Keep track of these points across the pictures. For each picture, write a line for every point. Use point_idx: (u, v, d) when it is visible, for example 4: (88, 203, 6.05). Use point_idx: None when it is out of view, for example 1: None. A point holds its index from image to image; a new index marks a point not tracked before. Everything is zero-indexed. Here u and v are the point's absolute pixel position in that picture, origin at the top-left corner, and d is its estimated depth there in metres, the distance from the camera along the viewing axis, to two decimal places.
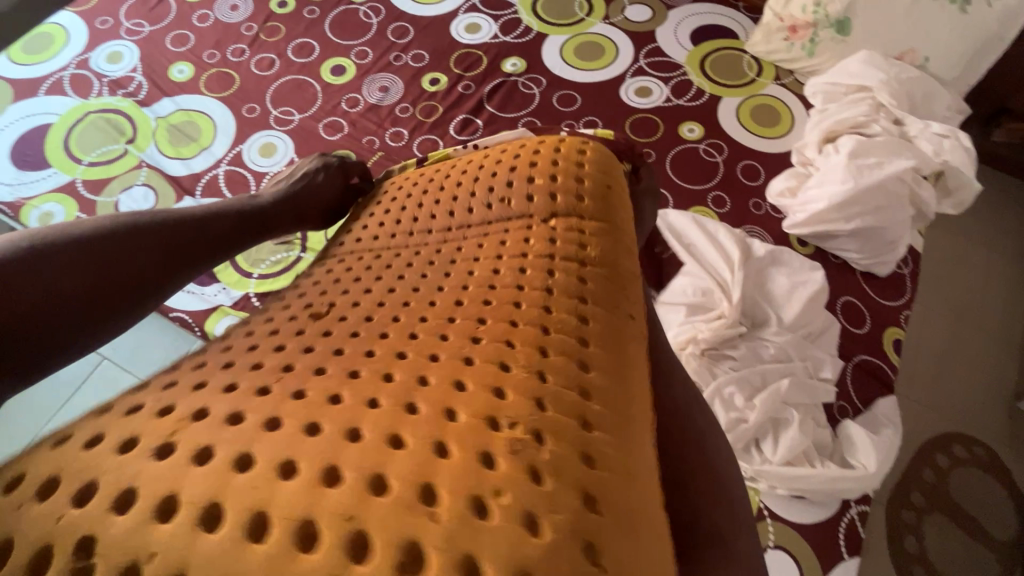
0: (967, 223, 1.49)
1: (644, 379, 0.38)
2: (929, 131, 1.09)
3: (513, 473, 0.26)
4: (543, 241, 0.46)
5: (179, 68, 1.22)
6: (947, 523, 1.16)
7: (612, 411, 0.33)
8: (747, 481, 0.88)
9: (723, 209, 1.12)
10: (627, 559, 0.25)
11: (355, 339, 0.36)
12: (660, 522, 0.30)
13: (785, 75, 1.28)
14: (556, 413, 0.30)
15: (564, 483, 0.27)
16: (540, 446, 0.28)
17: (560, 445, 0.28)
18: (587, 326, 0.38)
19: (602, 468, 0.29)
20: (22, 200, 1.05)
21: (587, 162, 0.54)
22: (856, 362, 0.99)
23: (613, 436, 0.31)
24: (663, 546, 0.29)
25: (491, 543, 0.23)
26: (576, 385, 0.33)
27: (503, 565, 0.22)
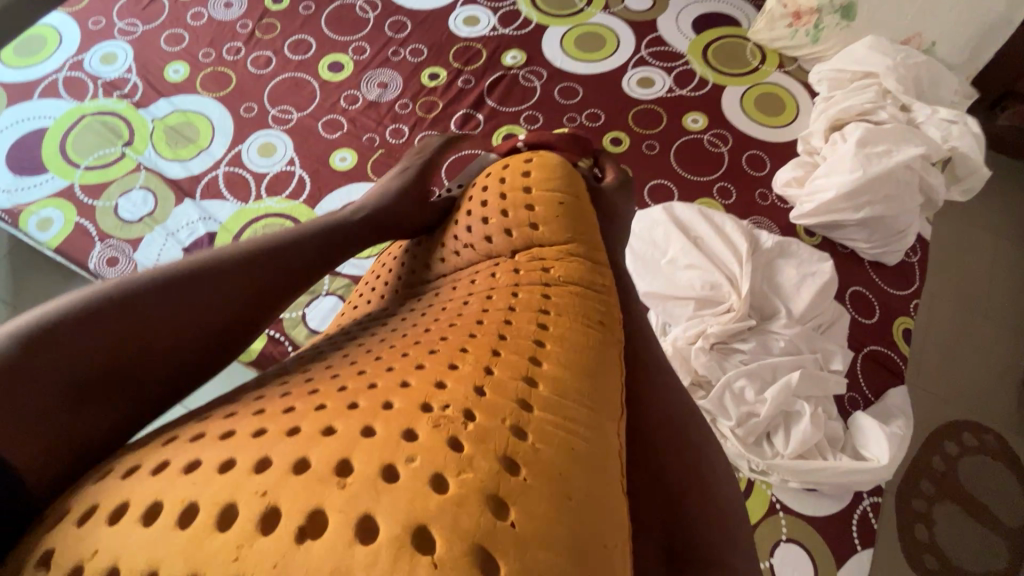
0: (974, 208, 1.48)
1: (606, 370, 0.42)
2: (937, 117, 1.07)
3: (427, 443, 0.31)
4: (509, 274, 0.52)
5: (175, 68, 1.20)
6: (957, 511, 1.16)
7: (557, 393, 0.38)
8: (758, 475, 0.88)
9: (729, 200, 1.11)
10: (543, 506, 0.30)
11: (335, 377, 0.39)
12: (597, 476, 0.34)
13: (789, 62, 1.26)
14: (494, 396, 0.36)
15: (488, 452, 0.32)
16: (466, 422, 0.33)
17: (488, 421, 0.34)
18: (547, 341, 0.43)
19: (532, 440, 0.33)
20: (20, 206, 1.04)
21: (534, 174, 0.57)
22: (866, 352, 0.98)
23: (551, 411, 0.36)
24: (597, 495, 0.33)
25: (396, 496, 0.28)
26: (522, 375, 0.38)
27: (417, 520, 0.27)
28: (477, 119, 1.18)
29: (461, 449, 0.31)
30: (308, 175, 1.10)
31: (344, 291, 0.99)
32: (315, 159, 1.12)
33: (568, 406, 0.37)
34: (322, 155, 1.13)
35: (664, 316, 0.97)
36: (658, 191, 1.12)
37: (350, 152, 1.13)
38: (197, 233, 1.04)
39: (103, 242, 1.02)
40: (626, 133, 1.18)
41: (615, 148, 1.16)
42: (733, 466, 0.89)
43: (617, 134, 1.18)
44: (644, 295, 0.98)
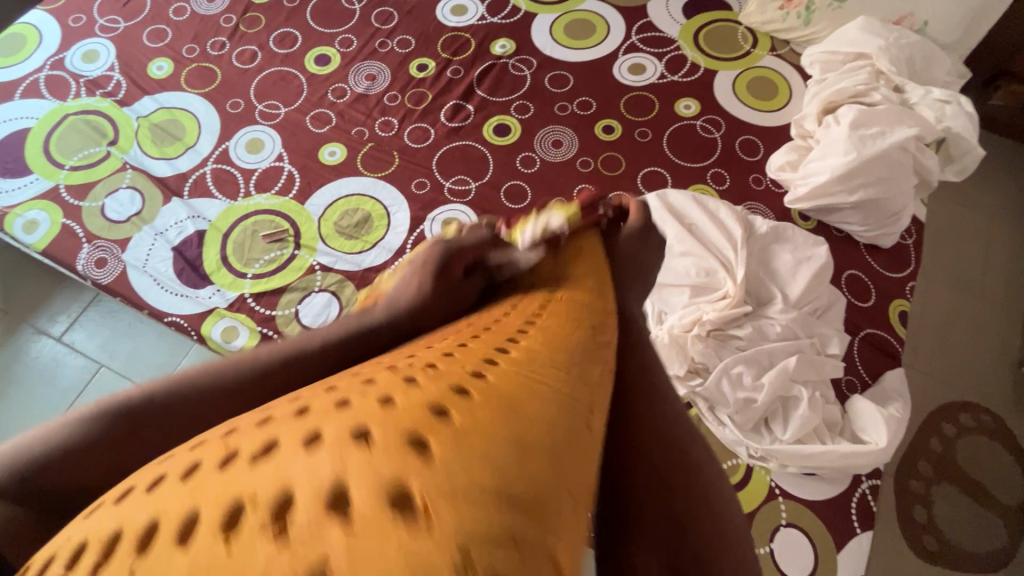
0: (969, 189, 1.47)
1: (595, 357, 0.40)
2: (930, 98, 1.06)
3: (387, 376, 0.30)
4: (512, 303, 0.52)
5: (158, 65, 1.18)
6: (955, 491, 1.17)
7: (533, 357, 0.35)
8: (756, 461, 0.88)
9: (722, 186, 1.10)
10: (493, 428, 0.26)
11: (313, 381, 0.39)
12: (573, 436, 0.29)
13: (781, 45, 1.25)
14: (464, 357, 0.34)
15: (442, 382, 0.29)
16: (425, 365, 0.32)
17: (447, 366, 0.32)
18: (575, 352, 0.38)
19: (488, 378, 0.31)
20: (5, 208, 1.03)
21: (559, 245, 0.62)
22: (862, 336, 0.98)
23: (521, 366, 0.33)
24: (569, 451, 0.28)
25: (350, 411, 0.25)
26: (496, 346, 0.37)
27: (361, 424, 0.24)
28: (467, 110, 1.17)
29: (407, 378, 0.29)
30: (297, 171, 1.09)
31: (337, 286, 0.98)
32: (304, 155, 1.10)
33: (588, 423, 0.32)
34: (311, 149, 1.11)
35: (660, 304, 0.96)
36: (652, 179, 1.11)
37: (340, 147, 1.12)
38: (186, 231, 1.02)
39: (90, 243, 1.00)
40: (618, 121, 1.16)
41: (607, 136, 1.15)
42: (731, 452, 0.89)
43: (609, 122, 1.16)
44: None
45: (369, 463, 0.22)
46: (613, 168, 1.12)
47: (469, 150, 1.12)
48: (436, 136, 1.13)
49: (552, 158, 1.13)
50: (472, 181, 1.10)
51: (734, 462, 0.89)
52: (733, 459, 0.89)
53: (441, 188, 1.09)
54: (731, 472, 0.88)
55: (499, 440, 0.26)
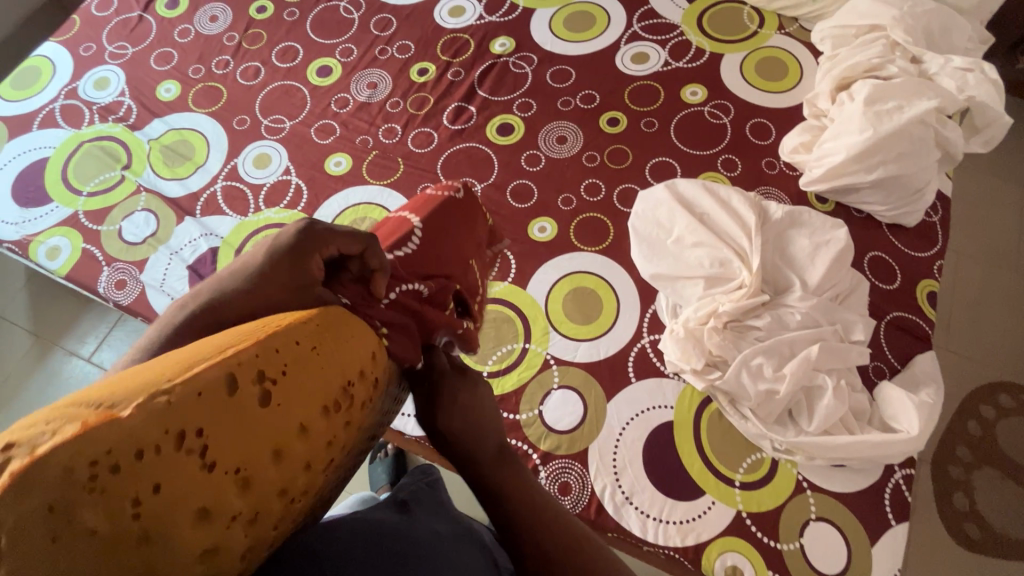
0: (999, 159, 1.40)
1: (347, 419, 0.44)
2: (950, 67, 1.01)
3: (247, 446, 0.34)
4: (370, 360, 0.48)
5: (166, 87, 1.20)
6: (998, 476, 1.12)
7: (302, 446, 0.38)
8: (782, 454, 0.85)
9: (734, 172, 1.07)
10: (232, 456, 0.33)
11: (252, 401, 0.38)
12: (267, 493, 0.36)
13: (789, 23, 1.20)
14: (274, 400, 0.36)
15: (250, 431, 0.34)
16: (245, 393, 0.35)
17: (243, 395, 0.35)
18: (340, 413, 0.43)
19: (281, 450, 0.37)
20: (28, 237, 1.06)
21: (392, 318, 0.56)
22: (889, 320, 0.94)
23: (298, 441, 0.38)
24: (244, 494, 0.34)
25: (208, 483, 0.32)
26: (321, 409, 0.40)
27: (192, 502, 0.31)
28: (469, 111, 1.16)
29: (235, 426, 0.34)
30: (304, 183, 1.10)
31: None
32: (310, 166, 1.11)
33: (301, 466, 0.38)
34: (317, 161, 1.12)
35: (674, 297, 0.95)
36: (660, 170, 1.08)
37: (345, 156, 1.12)
38: (200, 249, 1.04)
39: (110, 266, 1.03)
40: (623, 113, 1.14)
41: (612, 128, 1.13)
42: (755, 446, 0.87)
43: (614, 114, 1.14)
44: (651, 278, 0.96)
45: (172, 520, 0.30)
46: (620, 161, 1.10)
47: (473, 153, 1.12)
48: (439, 141, 1.13)
49: (557, 155, 1.11)
50: (478, 183, 1.09)
51: (759, 456, 0.86)
52: (758, 453, 0.87)
53: None
54: (757, 465, 0.86)
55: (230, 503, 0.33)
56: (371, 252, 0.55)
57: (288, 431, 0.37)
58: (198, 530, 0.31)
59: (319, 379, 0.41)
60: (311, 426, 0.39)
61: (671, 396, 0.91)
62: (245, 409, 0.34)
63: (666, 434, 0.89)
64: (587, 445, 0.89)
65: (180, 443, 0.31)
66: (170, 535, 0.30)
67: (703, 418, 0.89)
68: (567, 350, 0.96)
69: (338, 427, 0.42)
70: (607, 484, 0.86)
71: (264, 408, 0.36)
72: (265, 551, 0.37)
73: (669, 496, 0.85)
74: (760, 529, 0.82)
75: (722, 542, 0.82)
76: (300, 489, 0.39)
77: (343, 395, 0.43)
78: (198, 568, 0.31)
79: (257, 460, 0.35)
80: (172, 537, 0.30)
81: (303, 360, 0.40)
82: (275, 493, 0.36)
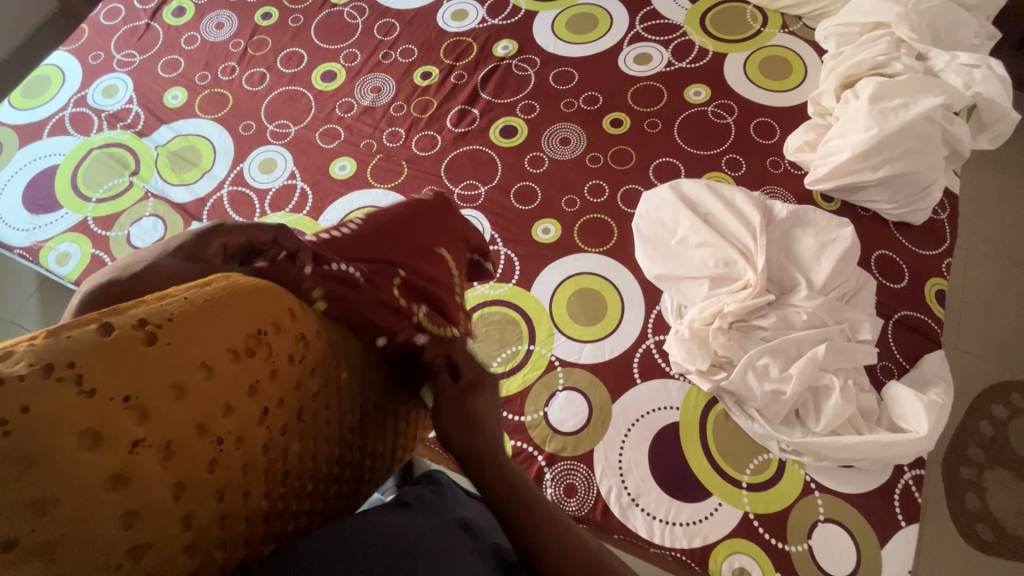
0: (1008, 156, 1.39)
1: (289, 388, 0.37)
2: (956, 63, 1.00)
3: (174, 407, 0.28)
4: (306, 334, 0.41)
5: (173, 94, 1.22)
6: (1011, 477, 1.10)
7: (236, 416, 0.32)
8: (789, 455, 0.85)
9: (738, 172, 1.07)
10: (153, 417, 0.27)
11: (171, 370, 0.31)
12: (199, 466, 0.29)
13: (793, 22, 1.20)
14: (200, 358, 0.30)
15: (174, 392, 0.28)
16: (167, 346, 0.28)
17: (160, 344, 0.28)
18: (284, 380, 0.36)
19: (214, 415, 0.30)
20: (39, 243, 1.07)
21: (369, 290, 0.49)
22: (897, 319, 0.93)
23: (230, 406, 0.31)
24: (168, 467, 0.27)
25: (128, 453, 0.26)
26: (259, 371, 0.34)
27: (107, 474, 0.24)
28: (473, 114, 1.16)
29: (152, 383, 0.27)
30: (309, 187, 1.11)
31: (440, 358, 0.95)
32: (315, 171, 1.12)
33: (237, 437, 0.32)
34: (322, 165, 1.13)
35: (678, 298, 0.94)
36: (664, 170, 1.08)
37: (349, 160, 1.13)
38: None
39: None
40: (626, 113, 1.14)
41: (616, 129, 1.13)
42: (762, 447, 0.86)
43: (617, 115, 1.14)
44: (656, 279, 0.96)
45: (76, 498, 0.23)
46: (623, 162, 1.10)
47: (477, 155, 1.12)
48: (443, 144, 1.13)
49: (561, 156, 1.11)
50: (482, 185, 1.10)
51: (766, 457, 0.86)
52: (764, 454, 0.86)
53: (450, 194, 1.09)
54: (763, 466, 0.85)
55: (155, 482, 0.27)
56: (287, 236, 0.44)
57: (223, 404, 0.31)
58: (117, 509, 0.25)
59: (229, 325, 0.32)
60: (252, 379, 0.33)
61: (677, 397, 0.91)
62: (156, 400, 0.27)
63: (672, 434, 0.88)
64: (592, 447, 0.89)
65: (104, 444, 0.25)
66: (81, 514, 0.23)
67: (709, 419, 0.89)
68: (572, 351, 0.96)
69: (280, 392, 0.36)
70: (613, 486, 0.86)
71: (186, 365, 0.29)
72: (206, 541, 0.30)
73: (675, 497, 0.85)
74: (767, 530, 0.82)
75: (730, 543, 0.82)
76: (235, 467, 0.32)
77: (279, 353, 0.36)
78: (182, 553, 0.28)
79: (185, 427, 0.28)
80: (84, 516, 0.23)
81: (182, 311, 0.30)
82: (208, 470, 0.30)
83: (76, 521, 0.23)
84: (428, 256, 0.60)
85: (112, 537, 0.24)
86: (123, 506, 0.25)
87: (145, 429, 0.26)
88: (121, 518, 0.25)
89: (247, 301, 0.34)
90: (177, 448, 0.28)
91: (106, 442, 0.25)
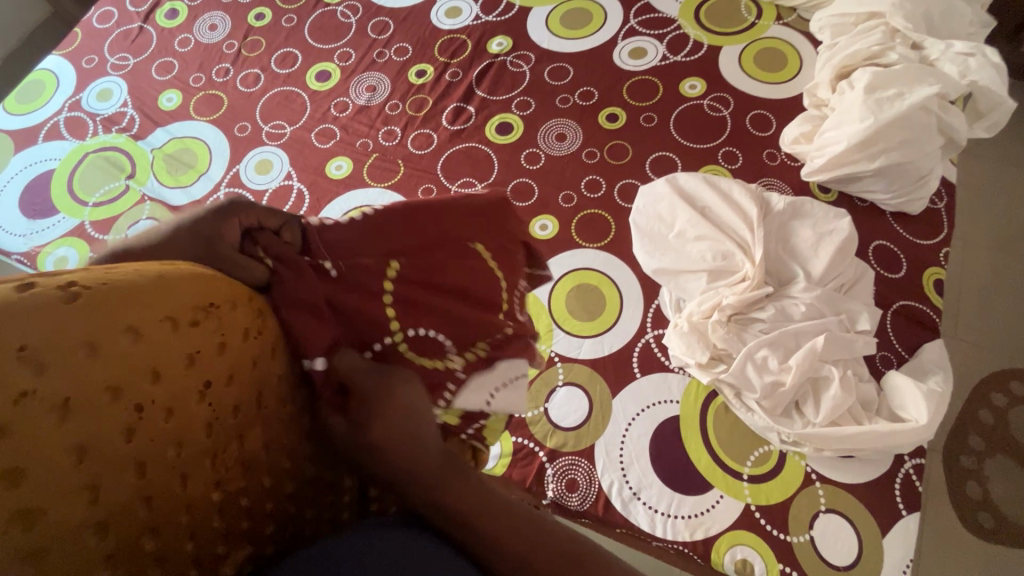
0: (1005, 145, 1.39)
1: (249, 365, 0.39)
2: (951, 52, 1.00)
3: (131, 375, 0.30)
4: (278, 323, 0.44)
5: (168, 96, 1.22)
6: (1011, 464, 1.11)
7: (194, 382, 0.34)
8: (789, 446, 0.85)
9: (735, 165, 1.06)
10: (111, 380, 0.29)
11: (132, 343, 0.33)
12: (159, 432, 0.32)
13: (787, 13, 1.20)
14: (157, 332, 0.32)
15: (131, 359, 0.31)
16: (124, 319, 0.31)
17: (120, 314, 0.31)
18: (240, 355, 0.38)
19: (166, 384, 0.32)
20: (36, 248, 1.07)
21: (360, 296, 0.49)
22: (895, 309, 0.93)
23: (186, 374, 0.34)
24: (129, 434, 0.30)
25: (94, 419, 0.28)
26: (215, 340, 0.36)
27: (73, 437, 0.27)
28: (468, 111, 1.16)
29: (111, 354, 0.30)
30: (306, 188, 1.11)
31: None
32: (311, 171, 1.12)
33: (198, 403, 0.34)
34: (318, 165, 1.13)
35: (677, 292, 0.94)
36: (660, 164, 1.08)
37: (346, 160, 1.13)
38: None
39: None
40: (621, 108, 1.14)
41: (611, 124, 1.13)
42: (762, 439, 0.87)
43: (612, 110, 1.14)
44: (654, 273, 0.95)
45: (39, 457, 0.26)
46: (619, 156, 1.10)
47: (473, 152, 1.12)
48: (438, 142, 1.13)
49: (557, 153, 1.11)
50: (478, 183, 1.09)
51: (766, 448, 0.86)
52: (765, 445, 0.87)
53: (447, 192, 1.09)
54: (764, 458, 0.86)
55: (114, 447, 0.29)
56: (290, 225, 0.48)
57: (191, 380, 0.34)
58: (83, 475, 0.27)
59: (174, 299, 0.34)
60: (191, 351, 0.34)
61: (676, 390, 0.91)
62: (132, 376, 0.30)
63: (673, 428, 0.89)
64: (593, 441, 0.89)
65: (72, 412, 0.27)
66: (50, 476, 0.26)
67: (709, 412, 0.89)
68: (571, 347, 0.96)
69: (238, 363, 0.38)
70: (614, 480, 0.86)
71: (137, 338, 0.31)
72: (171, 507, 0.32)
73: (677, 490, 0.85)
74: (769, 521, 0.82)
75: (731, 535, 0.82)
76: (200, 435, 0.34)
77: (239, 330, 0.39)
78: (144, 515, 0.31)
79: (139, 393, 0.31)
80: (52, 478, 0.26)
81: (148, 291, 0.33)
82: (169, 440, 0.32)
83: (30, 481, 0.25)
84: (450, 252, 0.53)
85: (73, 498, 0.27)
86: (82, 473, 0.27)
87: (104, 394, 0.29)
88: (83, 478, 0.27)
89: (210, 286, 0.37)
90: (147, 418, 0.31)
91: (57, 414, 0.27)
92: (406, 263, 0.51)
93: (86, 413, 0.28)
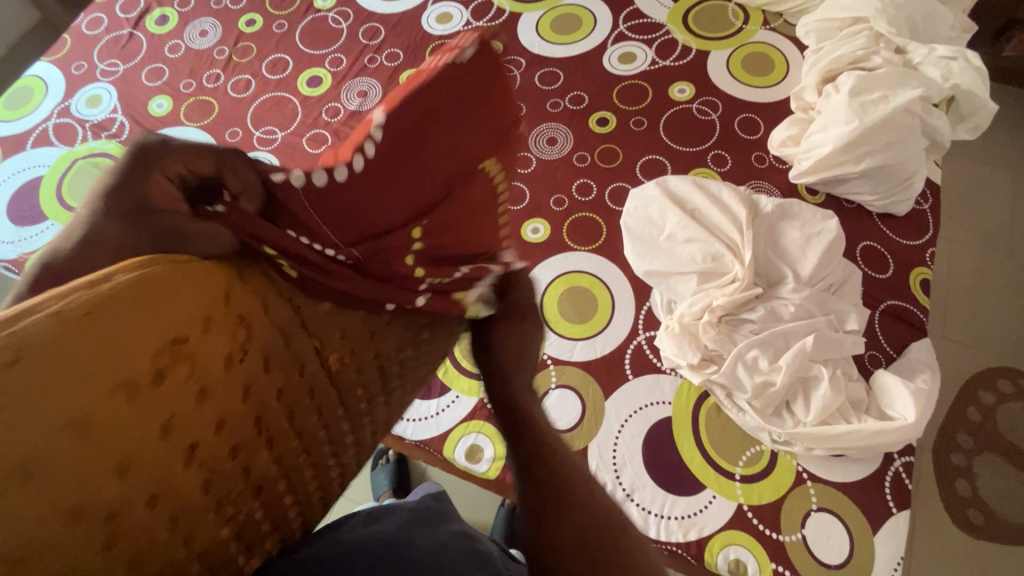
0: (988, 147, 1.41)
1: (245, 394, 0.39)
2: (934, 56, 1.02)
3: (118, 418, 0.30)
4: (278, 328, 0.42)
5: (158, 102, 1.21)
6: (999, 462, 1.12)
7: (184, 421, 0.34)
8: (781, 445, 0.86)
9: (724, 167, 1.08)
10: (100, 428, 0.29)
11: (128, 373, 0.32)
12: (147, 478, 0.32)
13: (774, 18, 1.21)
14: (143, 368, 0.32)
15: (114, 400, 0.30)
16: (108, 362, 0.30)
17: (100, 348, 0.30)
18: (234, 386, 0.38)
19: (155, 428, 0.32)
20: (25, 255, 1.07)
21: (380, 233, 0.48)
22: (883, 308, 0.95)
23: (183, 410, 0.34)
24: (117, 481, 0.30)
25: (76, 467, 0.28)
26: (207, 378, 0.36)
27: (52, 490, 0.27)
28: None
29: (93, 401, 0.29)
30: None
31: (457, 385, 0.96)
32: None
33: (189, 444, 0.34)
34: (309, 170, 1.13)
35: (668, 293, 0.95)
36: (650, 167, 1.09)
37: None
38: None
39: None
40: (612, 112, 1.15)
41: (602, 128, 1.14)
42: (754, 439, 0.87)
43: (603, 114, 1.15)
44: (645, 275, 0.96)
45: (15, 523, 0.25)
46: (610, 160, 1.11)
47: None
48: None
49: (548, 157, 1.12)
50: None
51: (758, 448, 0.87)
52: (757, 445, 0.87)
53: None
54: (756, 458, 0.86)
55: (98, 494, 0.29)
56: (232, 169, 0.38)
57: (181, 441, 0.34)
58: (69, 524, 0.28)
59: (162, 325, 0.33)
60: (182, 394, 0.34)
61: (669, 391, 0.91)
62: (117, 418, 0.30)
63: (666, 429, 0.89)
64: (586, 443, 0.89)
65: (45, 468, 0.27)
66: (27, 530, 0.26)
67: (701, 413, 0.90)
68: (564, 349, 0.96)
69: (231, 391, 0.37)
70: (608, 481, 0.87)
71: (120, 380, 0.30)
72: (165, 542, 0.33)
73: (670, 491, 0.85)
74: (761, 520, 0.82)
75: (724, 535, 0.82)
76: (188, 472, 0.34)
77: (232, 353, 0.38)
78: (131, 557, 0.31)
79: (125, 434, 0.30)
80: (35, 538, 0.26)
81: (136, 308, 0.32)
82: (156, 484, 0.32)
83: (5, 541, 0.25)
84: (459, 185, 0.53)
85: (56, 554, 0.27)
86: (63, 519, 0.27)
87: (84, 439, 0.28)
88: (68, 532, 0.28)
89: (206, 302, 0.36)
90: (136, 468, 0.31)
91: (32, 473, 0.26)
92: (428, 225, 0.51)
93: (69, 455, 0.28)
